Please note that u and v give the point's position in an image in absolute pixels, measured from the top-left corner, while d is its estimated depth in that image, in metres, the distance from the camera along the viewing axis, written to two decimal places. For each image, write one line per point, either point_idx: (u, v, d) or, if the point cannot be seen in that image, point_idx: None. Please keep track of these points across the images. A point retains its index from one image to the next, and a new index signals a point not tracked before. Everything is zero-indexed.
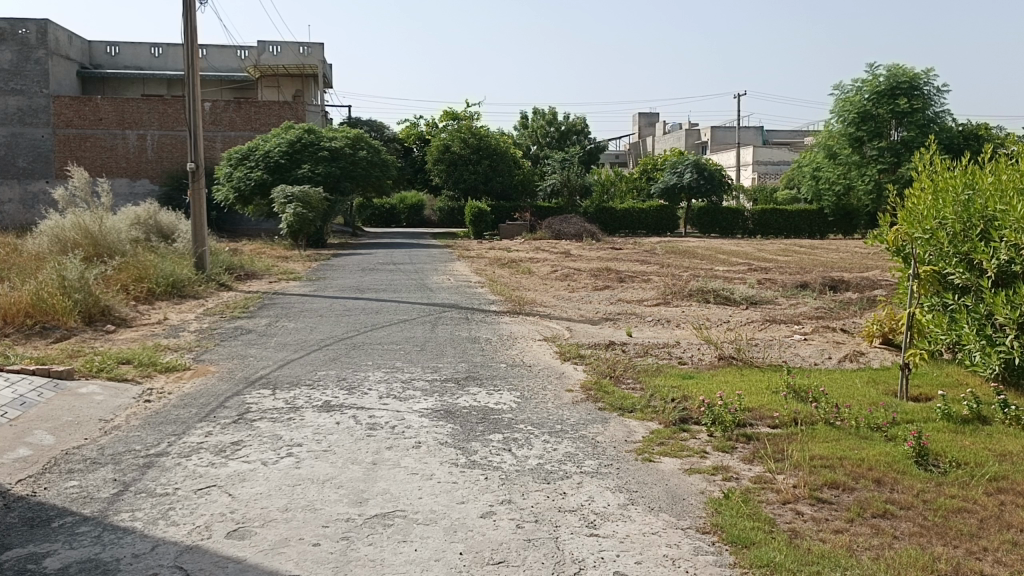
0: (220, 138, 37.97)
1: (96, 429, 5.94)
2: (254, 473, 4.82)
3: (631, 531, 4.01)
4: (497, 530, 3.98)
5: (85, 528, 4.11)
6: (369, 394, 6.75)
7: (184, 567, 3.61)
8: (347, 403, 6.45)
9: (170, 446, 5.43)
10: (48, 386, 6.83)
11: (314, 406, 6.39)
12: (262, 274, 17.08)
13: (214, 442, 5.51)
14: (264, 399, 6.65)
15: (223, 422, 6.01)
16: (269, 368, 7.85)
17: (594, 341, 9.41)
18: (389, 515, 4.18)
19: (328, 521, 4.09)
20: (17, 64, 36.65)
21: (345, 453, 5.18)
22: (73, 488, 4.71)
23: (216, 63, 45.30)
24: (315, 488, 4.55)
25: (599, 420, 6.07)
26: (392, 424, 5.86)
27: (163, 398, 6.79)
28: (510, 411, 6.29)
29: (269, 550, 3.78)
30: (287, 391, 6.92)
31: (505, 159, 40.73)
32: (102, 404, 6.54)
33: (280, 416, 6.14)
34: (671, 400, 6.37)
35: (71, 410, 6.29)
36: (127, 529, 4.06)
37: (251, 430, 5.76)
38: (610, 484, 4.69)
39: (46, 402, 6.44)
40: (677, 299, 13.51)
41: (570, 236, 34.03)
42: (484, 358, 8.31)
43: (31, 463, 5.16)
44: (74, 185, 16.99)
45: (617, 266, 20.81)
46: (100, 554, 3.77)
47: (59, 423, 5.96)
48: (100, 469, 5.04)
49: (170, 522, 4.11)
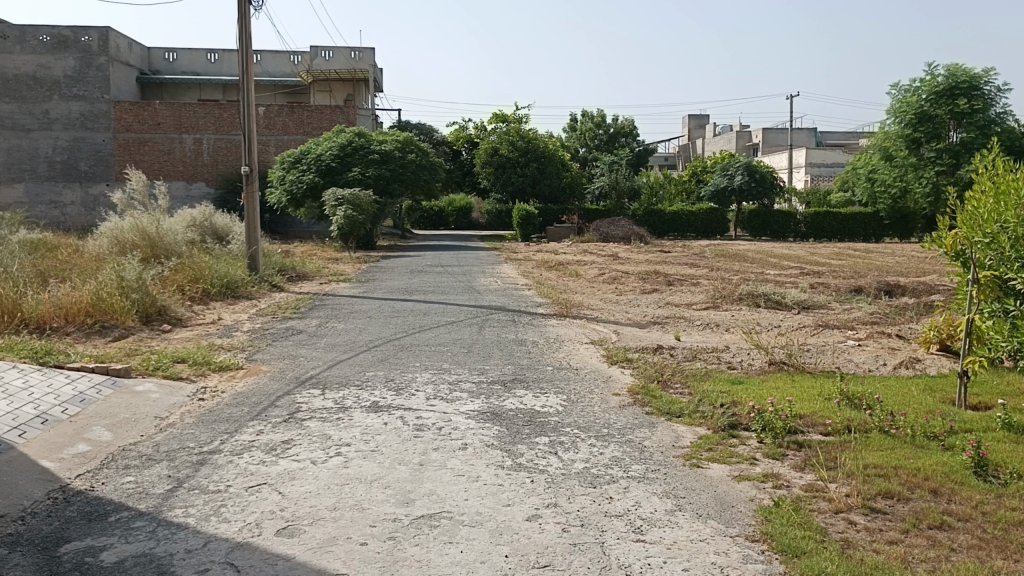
0: (273, 142, 38.69)
1: (152, 426, 6.09)
2: (304, 472, 4.89)
3: (678, 538, 3.97)
4: (543, 534, 3.97)
5: (140, 523, 4.22)
6: (417, 395, 6.80)
7: (235, 564, 3.68)
8: (395, 404, 6.50)
9: (222, 444, 5.55)
10: (107, 383, 7.04)
11: (362, 406, 6.46)
12: (313, 275, 17.35)
13: (266, 440, 5.60)
14: (314, 399, 6.75)
15: (274, 421, 6.11)
16: (319, 368, 7.96)
17: (642, 344, 9.35)
18: (436, 516, 4.20)
19: (375, 521, 4.13)
20: (79, 69, 37.62)
21: (393, 454, 5.23)
22: (129, 483, 4.84)
23: (270, 68, 46.19)
24: (363, 488, 4.60)
25: (647, 424, 6.02)
26: (439, 425, 5.89)
27: (217, 397, 6.94)
28: (557, 414, 6.27)
29: (317, 548, 3.82)
30: (336, 391, 7.01)
31: (553, 162, 40.75)
32: (157, 401, 6.70)
33: (329, 415, 6.22)
34: (720, 406, 6.29)
35: (128, 407, 6.46)
36: (180, 525, 4.15)
37: (301, 430, 5.85)
38: (656, 489, 4.65)
39: (105, 399, 6.64)
40: (726, 303, 13.35)
41: (618, 238, 33.84)
42: (531, 361, 8.31)
43: (90, 459, 5.32)
44: (133, 188, 17.47)
45: (665, 269, 20.63)
46: (154, 549, 3.87)
47: (116, 420, 6.13)
48: (155, 465, 5.16)
49: (222, 519, 4.20)
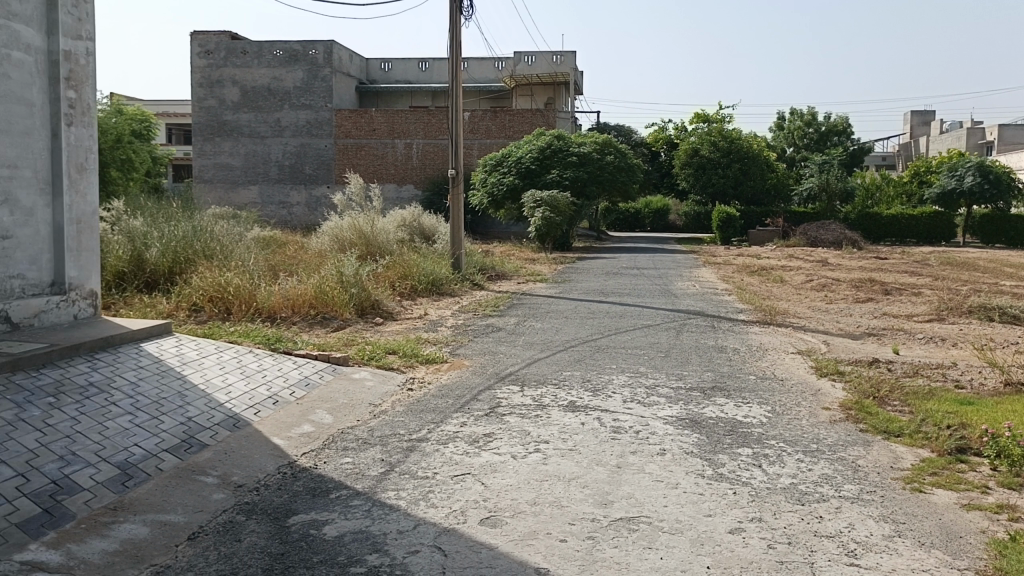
0: (477, 146, 40.19)
1: (366, 411, 6.54)
2: (505, 466, 5.05)
3: (897, 566, 3.70)
4: (747, 548, 3.85)
5: (357, 501, 4.55)
6: (614, 397, 6.81)
7: (442, 548, 3.87)
8: (592, 405, 6.55)
9: (429, 433, 5.85)
10: (327, 370, 7.65)
11: (560, 405, 6.56)
12: (512, 274, 17.85)
13: (469, 432, 5.84)
14: (514, 395, 6.94)
15: (476, 414, 6.35)
16: (518, 366, 8.18)
17: (855, 357, 8.78)
18: (635, 520, 4.19)
19: (575, 519, 4.18)
20: (306, 81, 40.67)
21: (591, 454, 5.27)
22: (347, 463, 5.23)
23: (476, 75, 48.03)
24: (562, 485, 4.68)
25: (860, 442, 5.65)
26: (636, 429, 5.87)
27: (424, 388, 7.32)
28: (760, 425, 6.04)
29: (519, 540, 3.93)
30: (535, 389, 7.17)
31: (757, 162, 39.32)
32: (371, 389, 7.19)
33: (528, 412, 6.37)
34: (945, 428, 5.78)
35: (346, 393, 6.99)
36: (393, 506, 4.42)
37: (502, 424, 6.04)
38: (872, 512, 4.35)
39: (326, 384, 7.22)
40: (952, 315, 12.25)
41: (827, 243, 32.00)
42: (732, 369, 8.06)
43: (314, 439, 5.81)
44: (352, 189, 18.82)
45: (880, 277, 19.27)
46: (370, 527, 4.15)
47: (336, 404, 6.64)
48: (370, 449, 5.54)
49: (430, 504, 4.42)
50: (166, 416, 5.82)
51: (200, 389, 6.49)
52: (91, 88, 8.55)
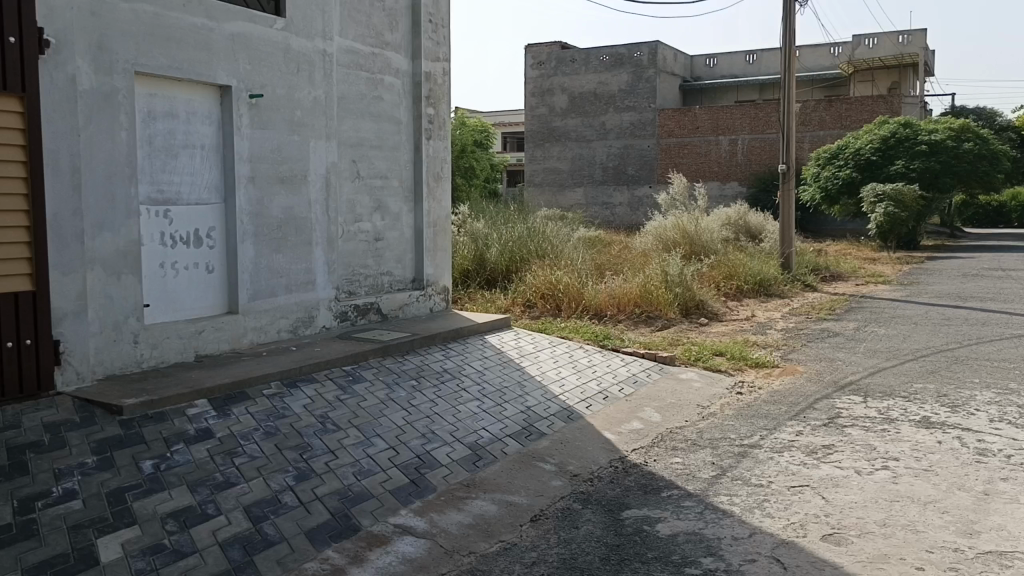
0: (808, 139, 37.98)
1: (695, 413, 6.50)
2: (849, 481, 4.70)
3: None
4: None
5: (689, 502, 4.54)
6: (978, 416, 6.03)
7: (780, 560, 3.71)
8: (951, 423, 5.86)
9: (762, 439, 5.65)
10: (655, 369, 7.76)
11: (911, 420, 5.97)
12: (849, 275, 16.61)
13: (806, 442, 5.54)
14: (856, 406, 6.44)
15: (814, 423, 6.01)
16: (860, 374, 7.58)
17: None
18: (1010, 556, 3.67)
19: (933, 547, 3.77)
20: (631, 83, 41.40)
21: (951, 477, 4.72)
22: (678, 464, 5.24)
23: (808, 64, 45.45)
24: (916, 509, 4.25)
25: None
26: (1009, 453, 5.14)
27: (755, 392, 7.10)
28: None
29: (867, 563, 3.65)
30: (880, 400, 6.59)
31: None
32: (700, 390, 7.13)
33: (873, 425, 5.88)
34: None
35: (674, 393, 7.01)
36: (726, 511, 4.34)
37: (843, 436, 5.64)
38: None
39: (654, 383, 7.33)
40: None
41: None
42: None
43: (643, 436, 5.91)
44: (678, 189, 18.84)
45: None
46: (703, 530, 4.12)
47: (665, 404, 6.69)
48: (701, 451, 5.50)
49: (766, 513, 4.27)
50: (509, 404, 6.30)
51: (538, 380, 6.93)
52: (446, 104, 9.52)
